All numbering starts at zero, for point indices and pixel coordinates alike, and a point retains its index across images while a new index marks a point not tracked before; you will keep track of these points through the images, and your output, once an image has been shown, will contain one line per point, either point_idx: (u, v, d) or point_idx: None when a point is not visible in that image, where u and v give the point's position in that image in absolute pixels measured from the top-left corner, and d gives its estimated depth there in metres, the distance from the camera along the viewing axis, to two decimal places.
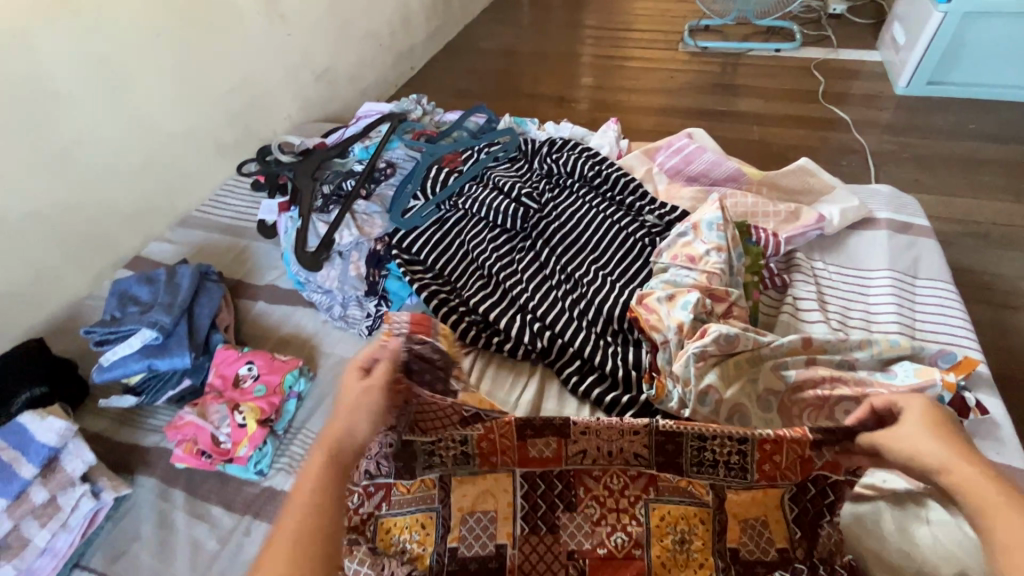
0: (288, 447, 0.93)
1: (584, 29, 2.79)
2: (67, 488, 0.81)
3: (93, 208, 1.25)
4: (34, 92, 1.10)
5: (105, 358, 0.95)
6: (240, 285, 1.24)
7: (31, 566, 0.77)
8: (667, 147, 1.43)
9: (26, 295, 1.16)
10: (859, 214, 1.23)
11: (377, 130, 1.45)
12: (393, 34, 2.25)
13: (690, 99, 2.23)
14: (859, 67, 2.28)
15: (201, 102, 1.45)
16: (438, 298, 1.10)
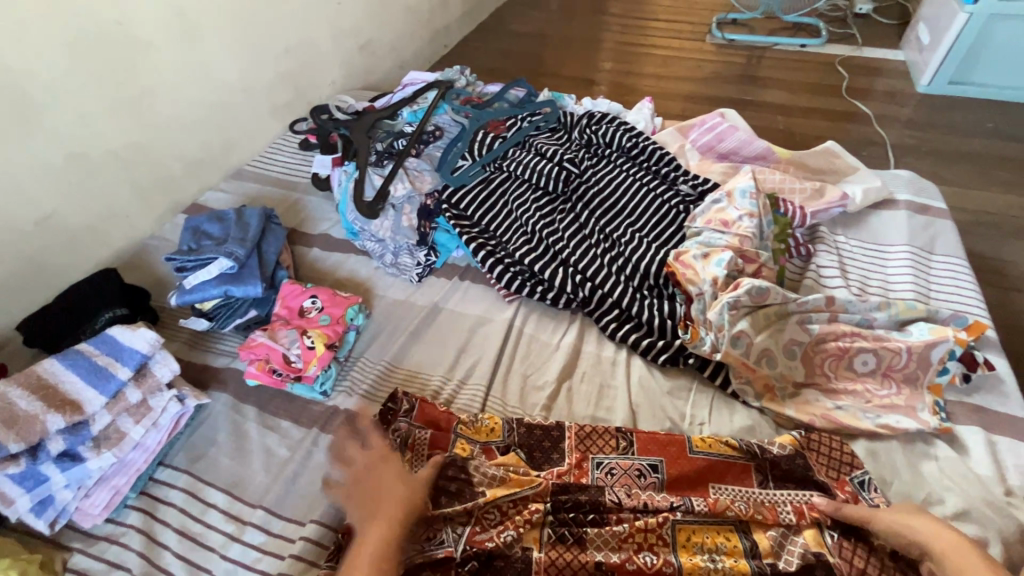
0: (349, 372, 1.02)
1: (614, 17, 2.85)
2: (156, 393, 0.89)
3: (160, 153, 1.32)
4: (118, 38, 1.17)
5: (186, 282, 1.03)
6: (295, 232, 1.32)
7: (125, 458, 0.86)
8: (700, 125, 1.50)
9: (99, 229, 1.24)
10: (881, 194, 1.31)
11: (425, 96, 1.52)
12: (431, 10, 2.31)
13: (716, 87, 2.29)
14: (883, 65, 2.35)
15: (258, 61, 1.52)
16: (485, 250, 1.19)
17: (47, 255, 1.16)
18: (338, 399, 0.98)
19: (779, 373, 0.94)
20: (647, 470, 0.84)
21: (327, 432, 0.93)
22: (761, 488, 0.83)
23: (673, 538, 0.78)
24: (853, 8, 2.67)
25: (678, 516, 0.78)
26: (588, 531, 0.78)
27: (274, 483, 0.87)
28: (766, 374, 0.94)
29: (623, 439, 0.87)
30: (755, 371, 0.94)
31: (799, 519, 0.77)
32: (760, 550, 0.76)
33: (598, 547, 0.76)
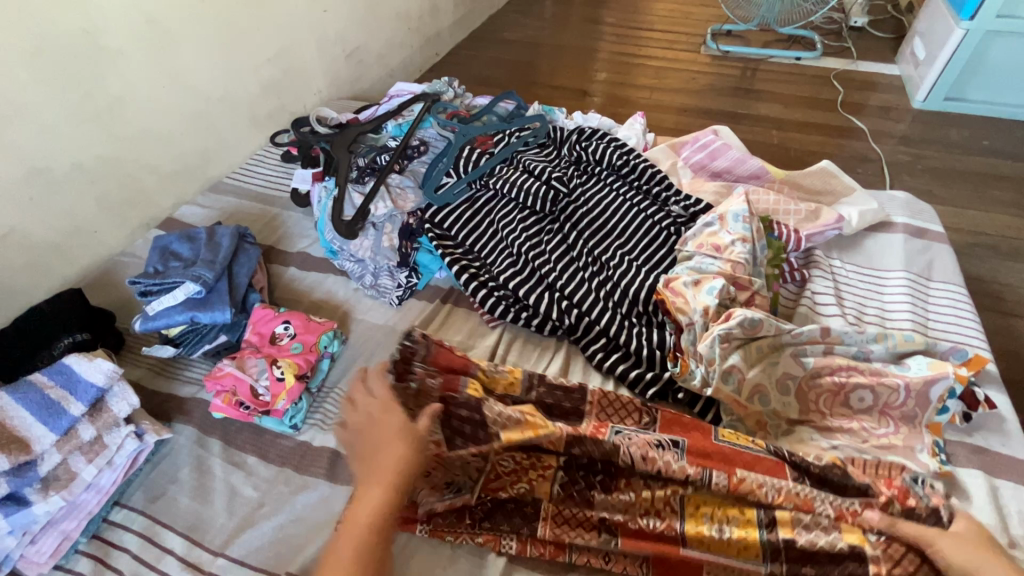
0: (321, 404, 0.97)
1: (608, 26, 2.81)
2: (112, 428, 0.84)
3: (132, 166, 1.27)
4: (86, 47, 1.12)
5: (150, 308, 0.98)
6: (272, 250, 1.27)
7: (76, 500, 0.80)
8: (693, 142, 1.47)
9: (66, 246, 1.19)
10: (877, 216, 1.27)
11: (410, 109, 1.48)
12: (421, 18, 2.27)
13: (710, 100, 2.26)
14: (878, 79, 2.32)
15: (238, 71, 1.47)
16: (468, 272, 1.14)
17: (9, 273, 1.10)
18: (310, 433, 0.93)
19: (771, 411, 0.91)
20: (665, 445, 0.82)
21: (296, 469, 0.88)
22: (797, 482, 0.80)
23: (682, 508, 0.80)
24: (848, 21, 2.65)
25: (690, 488, 0.80)
26: (596, 495, 0.81)
27: (237, 526, 0.82)
28: (758, 412, 0.90)
29: (646, 417, 0.89)
30: (748, 410, 0.90)
31: (837, 517, 0.77)
32: (776, 522, 0.77)
33: (604, 508, 0.80)
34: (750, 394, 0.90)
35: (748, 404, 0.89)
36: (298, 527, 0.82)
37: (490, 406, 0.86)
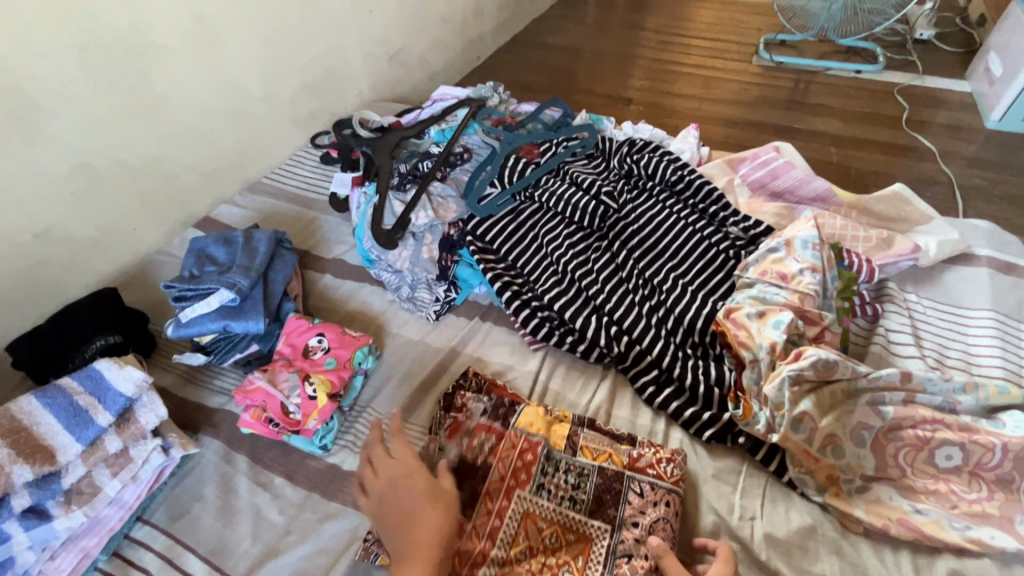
0: (353, 425, 0.92)
1: (654, 33, 2.72)
2: (139, 441, 0.80)
3: (172, 163, 1.25)
4: (133, 41, 1.10)
5: (183, 314, 0.95)
6: (308, 256, 1.23)
7: (98, 515, 0.76)
8: (752, 159, 1.38)
9: (105, 243, 1.17)
10: (958, 247, 1.16)
11: (455, 114, 1.43)
12: (465, 20, 2.23)
13: (762, 113, 2.15)
14: (946, 96, 2.18)
15: (281, 70, 1.44)
16: (510, 290, 1.08)
17: (47, 268, 1.09)
18: (339, 455, 0.88)
19: (847, 464, 0.81)
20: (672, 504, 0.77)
21: (325, 494, 0.83)
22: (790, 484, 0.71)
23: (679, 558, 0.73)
24: (913, 33, 2.51)
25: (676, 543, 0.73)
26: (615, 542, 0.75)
27: (261, 555, 0.77)
28: (832, 464, 0.81)
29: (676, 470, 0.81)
30: (820, 463, 0.81)
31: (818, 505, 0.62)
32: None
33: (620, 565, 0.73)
34: (822, 442, 0.81)
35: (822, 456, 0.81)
36: (322, 563, 0.76)
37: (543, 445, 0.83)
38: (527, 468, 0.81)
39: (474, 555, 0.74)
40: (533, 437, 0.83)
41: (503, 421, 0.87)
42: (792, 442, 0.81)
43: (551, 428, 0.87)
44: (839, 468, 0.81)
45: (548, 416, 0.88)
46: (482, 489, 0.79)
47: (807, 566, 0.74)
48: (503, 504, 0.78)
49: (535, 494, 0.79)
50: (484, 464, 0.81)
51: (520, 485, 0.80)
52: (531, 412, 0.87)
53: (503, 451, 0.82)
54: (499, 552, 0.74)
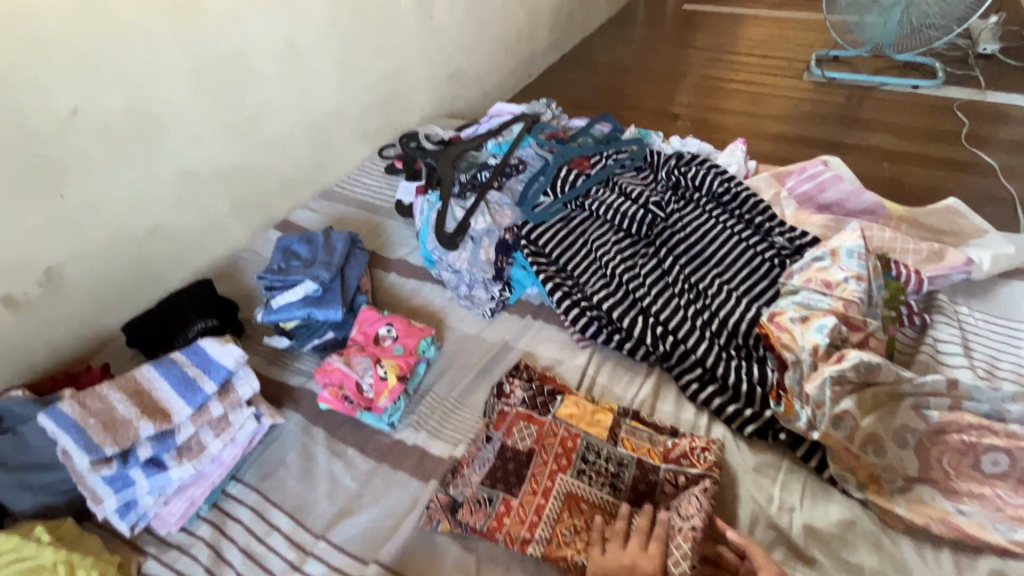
0: (416, 406, 1.02)
1: (702, 51, 2.78)
2: (237, 408, 0.93)
3: (259, 171, 1.41)
4: (234, 65, 1.26)
5: (273, 301, 1.07)
6: (376, 256, 1.35)
7: (202, 470, 0.88)
8: (800, 171, 1.41)
9: (201, 240, 1.33)
10: (1014, 261, 1.15)
11: (510, 128, 1.54)
12: (519, 41, 2.35)
13: (812, 128, 2.16)
14: (1010, 111, 2.12)
15: (355, 89, 1.60)
16: (561, 290, 1.16)
17: (154, 260, 1.25)
18: (404, 433, 0.98)
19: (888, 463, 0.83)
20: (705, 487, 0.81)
21: (391, 466, 0.93)
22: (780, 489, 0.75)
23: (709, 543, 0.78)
24: (975, 47, 2.45)
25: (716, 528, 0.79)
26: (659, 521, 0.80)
27: (337, 514, 0.87)
28: (874, 463, 0.83)
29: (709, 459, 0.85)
30: (860, 461, 0.84)
31: None
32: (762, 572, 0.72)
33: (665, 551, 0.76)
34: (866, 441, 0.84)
35: (863, 455, 0.83)
36: (388, 525, 0.85)
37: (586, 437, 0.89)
38: (568, 454, 0.87)
39: (524, 528, 0.80)
40: (574, 428, 0.90)
41: (543, 409, 0.93)
42: (829, 440, 0.84)
43: (597, 418, 0.92)
44: (882, 466, 0.83)
45: (594, 408, 0.94)
46: (529, 474, 0.86)
47: (844, 557, 0.78)
48: (547, 485, 0.84)
49: (577, 477, 0.85)
50: (530, 450, 0.88)
51: (562, 469, 0.86)
52: (571, 403, 0.94)
53: (547, 439, 0.89)
54: (545, 528, 0.80)
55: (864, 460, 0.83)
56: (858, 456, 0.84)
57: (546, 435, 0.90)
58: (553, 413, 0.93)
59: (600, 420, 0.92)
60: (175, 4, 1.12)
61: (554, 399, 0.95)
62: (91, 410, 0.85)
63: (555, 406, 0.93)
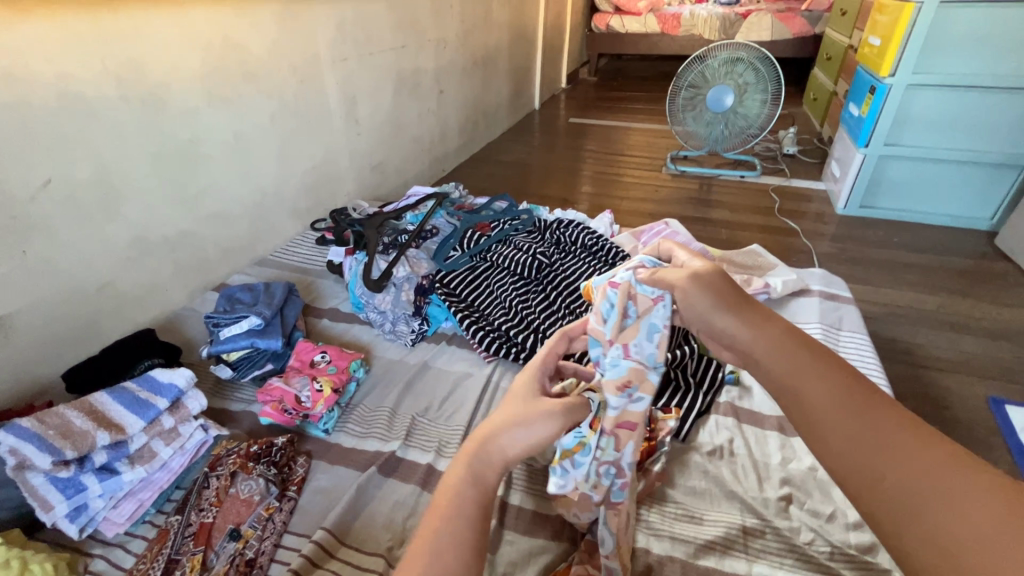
0: (349, 416, 1.19)
1: (586, 152, 3.42)
2: (185, 422, 1.06)
3: (200, 239, 1.60)
4: (187, 150, 1.50)
5: (219, 336, 1.24)
6: (309, 306, 1.56)
7: (151, 475, 0.99)
8: (649, 231, 1.85)
9: (142, 298, 1.47)
10: (796, 284, 1.60)
11: (425, 204, 1.87)
12: (432, 142, 2.80)
13: (668, 207, 2.72)
14: (807, 193, 2.81)
15: (290, 174, 1.88)
16: (469, 319, 1.42)
17: (98, 315, 1.36)
18: (338, 437, 1.14)
19: (893, 493, 0.49)
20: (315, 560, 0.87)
21: (325, 459, 1.09)
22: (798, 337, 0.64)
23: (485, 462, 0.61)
24: (782, 149, 3.25)
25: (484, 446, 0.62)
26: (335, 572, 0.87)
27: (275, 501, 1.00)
28: (946, 445, 0.50)
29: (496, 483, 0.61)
30: (936, 439, 0.51)
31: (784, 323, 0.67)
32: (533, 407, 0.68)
33: None
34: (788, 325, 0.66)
35: (808, 393, 0.58)
36: (326, 503, 1.00)
37: (242, 471, 0.99)
38: None
39: None
40: None
41: (270, 451, 1.04)
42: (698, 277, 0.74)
43: (261, 450, 1.04)
44: (1001, 499, 0.44)
45: (257, 453, 1.03)
46: None
47: (682, 481, 1.03)
48: None
49: None
50: None
51: (238, 498, 0.97)
52: (258, 448, 1.04)
53: None
54: None
55: (819, 386, 0.58)
56: (782, 400, 0.61)
57: (236, 490, 0.98)
58: (258, 454, 1.03)
59: (258, 455, 1.03)
60: (147, 104, 1.38)
61: (271, 441, 1.06)
62: (48, 424, 0.94)
63: (265, 448, 1.04)
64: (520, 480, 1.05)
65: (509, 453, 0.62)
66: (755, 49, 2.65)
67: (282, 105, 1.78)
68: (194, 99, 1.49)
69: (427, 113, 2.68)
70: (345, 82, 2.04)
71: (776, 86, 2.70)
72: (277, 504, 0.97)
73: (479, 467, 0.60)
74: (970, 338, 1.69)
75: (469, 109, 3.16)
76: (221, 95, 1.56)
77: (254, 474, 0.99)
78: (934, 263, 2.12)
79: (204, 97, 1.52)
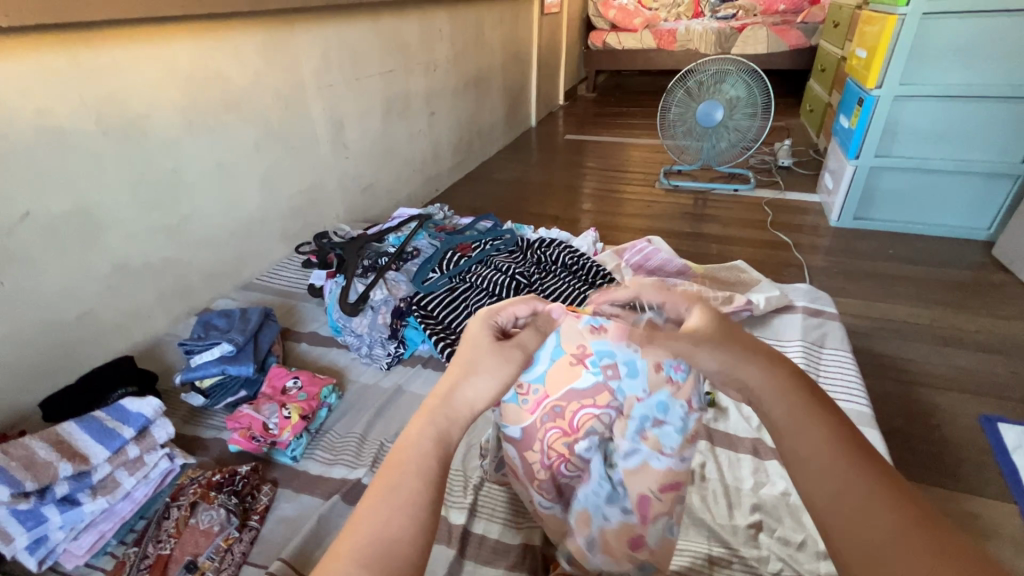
0: (318, 443, 1.19)
1: (581, 169, 3.43)
2: (151, 450, 1.06)
3: (183, 265, 1.62)
4: (169, 179, 1.53)
5: (192, 363, 1.25)
6: (289, 330, 1.57)
7: (114, 505, 0.99)
8: (632, 248, 1.84)
9: (123, 326, 1.48)
10: (780, 301, 1.58)
11: (408, 226, 1.89)
12: (424, 162, 2.83)
13: (660, 222, 2.71)
14: (801, 206, 2.78)
15: (276, 199, 1.91)
16: (444, 341, 1.41)
17: (79, 343, 1.38)
18: (306, 464, 1.14)
19: None
20: None
21: (290, 487, 1.08)
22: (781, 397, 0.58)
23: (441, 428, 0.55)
24: (777, 161, 3.23)
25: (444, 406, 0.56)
26: None
27: None
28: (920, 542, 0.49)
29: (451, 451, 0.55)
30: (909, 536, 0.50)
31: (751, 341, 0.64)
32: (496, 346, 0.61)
33: None
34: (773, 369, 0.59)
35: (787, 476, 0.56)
36: (287, 533, 0.99)
37: (203, 502, 0.99)
38: None
39: None
40: None
41: (233, 480, 1.04)
42: (706, 329, 0.62)
43: (223, 480, 1.04)
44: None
45: (218, 483, 1.03)
46: None
47: None
48: None
49: None
50: None
51: (197, 529, 0.96)
52: (220, 478, 1.04)
53: None
54: None
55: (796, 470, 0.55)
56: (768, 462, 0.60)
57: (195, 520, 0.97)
58: (221, 483, 1.03)
59: (220, 484, 1.03)
60: (128, 136, 1.41)
61: (235, 471, 1.06)
62: (13, 455, 0.94)
63: (227, 477, 1.04)
64: (484, 507, 1.03)
65: (476, 405, 0.57)
66: (743, 63, 2.65)
67: (266, 132, 1.82)
68: (176, 130, 1.53)
69: (419, 134, 2.72)
70: (332, 107, 2.08)
71: (766, 100, 2.69)
72: (236, 535, 0.97)
73: (444, 423, 0.55)
74: (965, 352, 1.64)
75: (462, 129, 3.19)
76: (203, 124, 1.60)
77: (215, 503, 0.99)
78: (929, 276, 2.07)
79: (186, 128, 1.55)
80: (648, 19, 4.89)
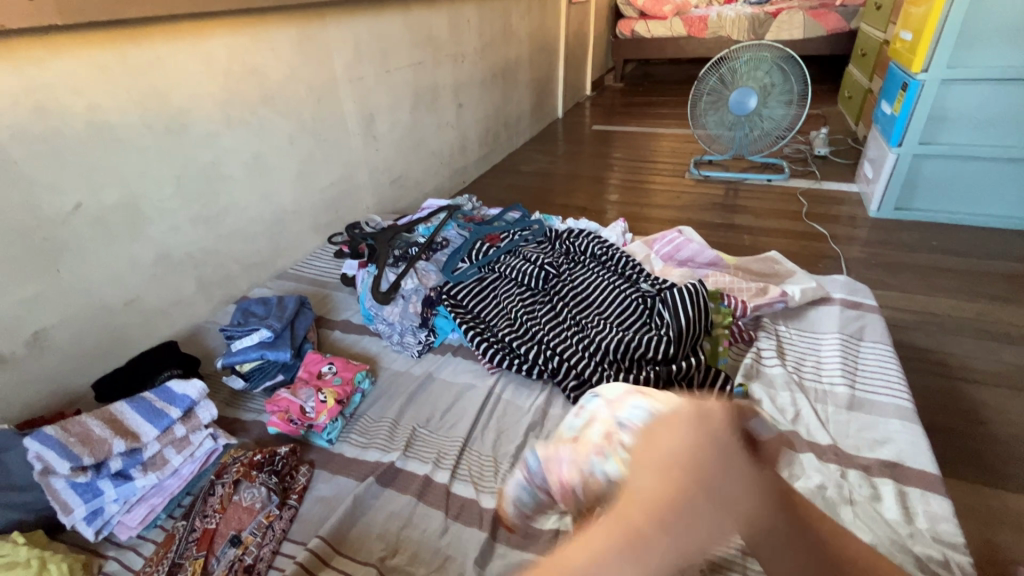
0: (352, 427, 1.22)
1: (608, 160, 3.39)
2: (196, 431, 1.11)
3: (222, 255, 1.68)
4: (209, 171, 1.58)
5: (233, 347, 1.29)
6: (323, 319, 1.61)
7: (162, 481, 1.04)
8: (662, 238, 1.81)
9: (166, 313, 1.55)
10: (816, 293, 1.54)
11: (437, 217, 1.91)
12: (452, 155, 2.84)
13: (690, 213, 2.66)
14: (838, 196, 2.69)
15: (309, 191, 1.95)
16: (473, 330, 1.43)
17: (127, 329, 1.45)
18: (340, 447, 1.17)
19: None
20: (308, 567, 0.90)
21: (326, 468, 1.12)
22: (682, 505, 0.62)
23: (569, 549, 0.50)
24: (813, 150, 3.13)
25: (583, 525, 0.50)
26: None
27: None
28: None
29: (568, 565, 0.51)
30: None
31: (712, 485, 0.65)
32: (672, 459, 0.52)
33: None
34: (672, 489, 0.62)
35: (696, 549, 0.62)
36: (323, 513, 1.02)
37: (245, 479, 1.03)
38: None
39: None
40: None
41: (272, 461, 1.08)
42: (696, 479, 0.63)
43: (263, 460, 1.08)
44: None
45: (259, 462, 1.07)
46: None
47: None
48: None
49: None
50: None
51: (240, 505, 1.01)
52: (260, 457, 1.08)
53: None
54: None
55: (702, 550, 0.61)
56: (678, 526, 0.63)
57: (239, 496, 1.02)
58: (261, 463, 1.07)
59: (261, 464, 1.07)
60: (171, 130, 1.46)
61: (274, 452, 1.10)
62: (71, 431, 1.00)
63: (266, 458, 1.08)
64: None
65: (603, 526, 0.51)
66: (779, 49, 2.56)
67: (299, 125, 1.85)
68: (216, 123, 1.58)
69: (446, 126, 2.73)
70: (363, 100, 2.10)
71: (802, 86, 2.61)
72: (276, 512, 1.01)
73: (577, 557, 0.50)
74: (1014, 348, 1.57)
75: (489, 121, 3.19)
76: (240, 117, 1.64)
77: (256, 481, 1.03)
78: (975, 268, 1.98)
79: (224, 121, 1.60)
80: (678, 7, 4.78)
